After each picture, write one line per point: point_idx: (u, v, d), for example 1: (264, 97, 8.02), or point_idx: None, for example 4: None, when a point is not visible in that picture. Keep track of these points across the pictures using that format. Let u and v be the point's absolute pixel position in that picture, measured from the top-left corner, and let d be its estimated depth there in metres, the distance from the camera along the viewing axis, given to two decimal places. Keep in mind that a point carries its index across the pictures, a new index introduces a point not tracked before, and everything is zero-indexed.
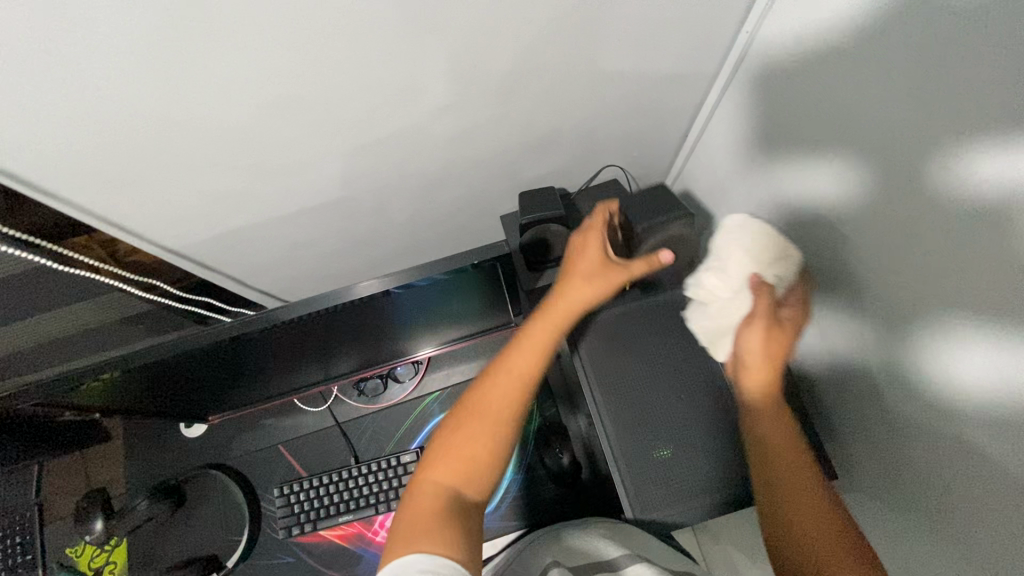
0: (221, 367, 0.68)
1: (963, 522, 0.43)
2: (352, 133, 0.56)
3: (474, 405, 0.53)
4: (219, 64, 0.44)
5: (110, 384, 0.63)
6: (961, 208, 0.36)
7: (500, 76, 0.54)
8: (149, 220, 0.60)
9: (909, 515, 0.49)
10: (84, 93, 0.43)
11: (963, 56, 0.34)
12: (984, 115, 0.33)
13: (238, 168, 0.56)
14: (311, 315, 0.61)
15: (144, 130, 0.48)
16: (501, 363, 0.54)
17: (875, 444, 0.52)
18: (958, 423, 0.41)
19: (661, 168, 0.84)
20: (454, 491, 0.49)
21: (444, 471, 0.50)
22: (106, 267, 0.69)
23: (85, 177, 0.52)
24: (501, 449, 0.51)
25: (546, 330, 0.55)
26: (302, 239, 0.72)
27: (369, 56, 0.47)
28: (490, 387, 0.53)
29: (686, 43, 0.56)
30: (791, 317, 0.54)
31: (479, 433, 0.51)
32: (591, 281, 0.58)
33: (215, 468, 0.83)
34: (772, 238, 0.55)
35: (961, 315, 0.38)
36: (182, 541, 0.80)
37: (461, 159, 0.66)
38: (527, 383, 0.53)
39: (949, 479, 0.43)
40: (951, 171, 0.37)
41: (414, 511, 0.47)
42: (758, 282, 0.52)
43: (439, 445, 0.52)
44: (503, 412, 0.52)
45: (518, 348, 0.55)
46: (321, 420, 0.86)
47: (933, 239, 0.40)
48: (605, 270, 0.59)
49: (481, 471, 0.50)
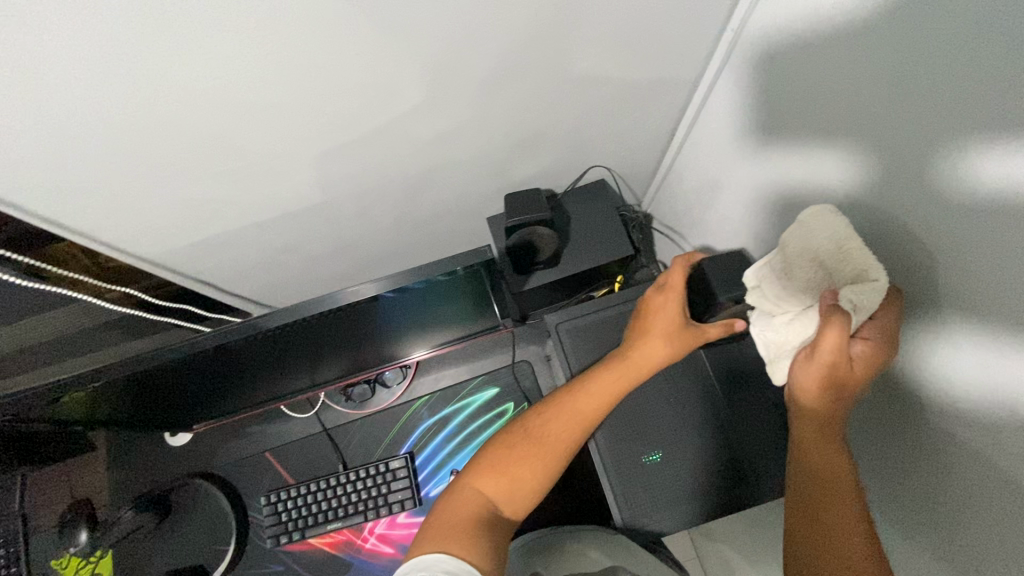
0: (203, 376, 0.66)
1: (961, 531, 0.41)
2: (335, 138, 0.55)
3: (534, 431, 0.54)
4: (197, 73, 0.43)
5: (89, 396, 0.61)
6: (963, 211, 0.36)
7: (485, 77, 0.53)
8: (126, 229, 0.59)
9: (909, 525, 0.47)
10: (51, 105, 0.42)
11: (964, 55, 0.33)
12: (988, 114, 0.32)
13: (218, 175, 0.55)
14: (295, 322, 0.60)
15: (115, 140, 0.47)
16: (569, 398, 0.54)
17: (873, 450, 0.51)
18: (958, 426, 0.39)
19: (651, 167, 0.83)
20: (495, 506, 0.51)
21: (491, 485, 0.52)
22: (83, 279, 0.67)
23: (59, 188, 0.50)
24: (550, 480, 0.53)
25: (624, 378, 0.54)
26: (284, 245, 0.71)
27: (351, 60, 0.46)
28: (552, 419, 0.54)
29: (675, 41, 0.55)
30: (865, 355, 0.42)
31: (533, 462, 0.52)
32: (671, 346, 0.55)
33: (201, 477, 0.82)
34: (850, 251, 0.43)
35: (963, 316, 0.38)
36: (169, 552, 0.79)
37: (446, 161, 0.65)
38: (589, 425, 0.54)
39: (947, 484, 0.42)
40: (953, 172, 0.36)
41: (451, 516, 0.50)
42: (827, 307, 0.42)
43: (491, 458, 0.54)
44: (560, 447, 0.53)
45: (588, 389, 0.54)
46: (309, 427, 0.85)
47: (936, 240, 0.39)
48: (684, 334, 0.55)
49: (526, 496, 0.52)
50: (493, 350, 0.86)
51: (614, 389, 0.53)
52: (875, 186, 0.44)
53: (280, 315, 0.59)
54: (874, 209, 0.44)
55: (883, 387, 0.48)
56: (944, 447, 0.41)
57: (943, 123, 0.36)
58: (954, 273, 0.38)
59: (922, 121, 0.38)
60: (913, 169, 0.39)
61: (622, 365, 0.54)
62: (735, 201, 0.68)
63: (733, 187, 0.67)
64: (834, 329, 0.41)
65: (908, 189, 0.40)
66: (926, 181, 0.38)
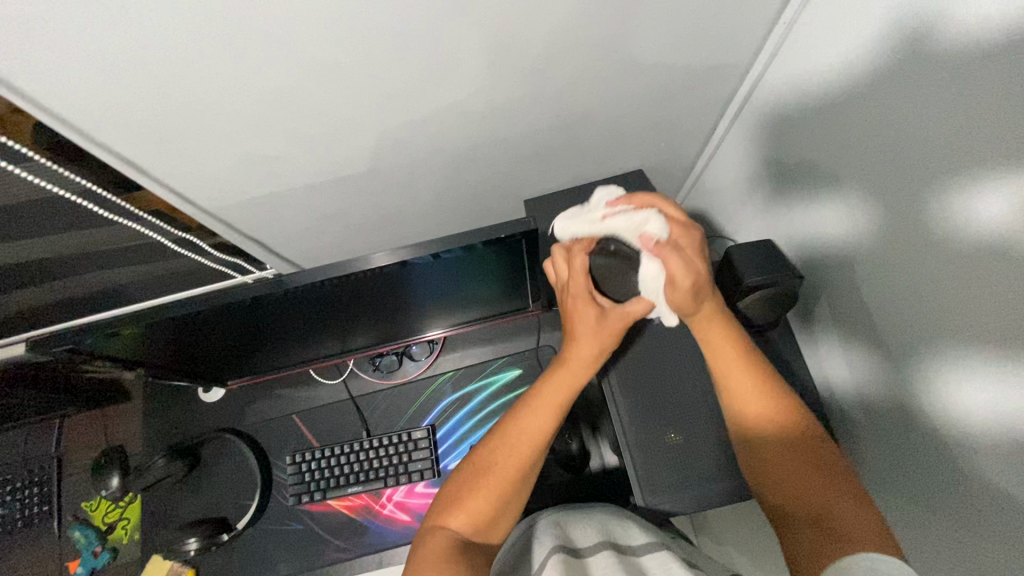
0: (244, 329, 0.69)
1: (964, 524, 0.43)
2: (391, 109, 0.58)
3: (488, 458, 0.55)
4: (270, 32, 0.46)
5: (138, 336, 0.64)
6: (977, 202, 0.36)
7: (534, 57, 0.55)
8: (189, 178, 0.62)
9: (915, 517, 0.49)
10: (131, 55, 0.45)
11: (982, 48, 0.34)
12: (1005, 104, 0.33)
13: (279, 134, 0.58)
14: (322, 282, 0.60)
15: (191, 89, 0.50)
16: (514, 423, 0.56)
17: (883, 445, 0.53)
18: (965, 421, 0.41)
19: (688, 162, 0.85)
20: (465, 537, 0.51)
21: (457, 517, 0.52)
22: (137, 216, 0.70)
23: (130, 130, 0.53)
24: (512, 500, 0.54)
25: (564, 386, 0.57)
26: (331, 210, 0.74)
27: (414, 29, 0.48)
28: (501, 444, 0.55)
29: (718, 33, 0.57)
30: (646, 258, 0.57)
31: (491, 489, 0.53)
32: (599, 335, 0.59)
33: (231, 433, 0.85)
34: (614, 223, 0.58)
35: (973, 311, 0.39)
36: (195, 502, 0.82)
37: (490, 138, 0.67)
38: (541, 440, 0.55)
39: (952, 478, 0.44)
40: (968, 168, 0.37)
41: (425, 554, 0.49)
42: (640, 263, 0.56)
43: (450, 493, 0.54)
44: (519, 466, 0.54)
45: (531, 408, 0.56)
46: (335, 393, 0.88)
47: (944, 239, 0.40)
48: (603, 319, 0.59)
49: (491, 524, 0.53)
50: (518, 334, 0.87)
51: (553, 400, 0.57)
52: (889, 184, 0.45)
53: (307, 274, 0.60)
54: (890, 209, 0.45)
55: (901, 389, 0.49)
56: (955, 447, 0.43)
57: (956, 116, 0.37)
58: (967, 276, 0.39)
59: (938, 119, 0.39)
60: (930, 165, 0.40)
61: (563, 376, 0.58)
62: (764, 196, 0.69)
63: (765, 184, 0.68)
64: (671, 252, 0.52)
65: (923, 189, 0.41)
66: (941, 174, 0.39)
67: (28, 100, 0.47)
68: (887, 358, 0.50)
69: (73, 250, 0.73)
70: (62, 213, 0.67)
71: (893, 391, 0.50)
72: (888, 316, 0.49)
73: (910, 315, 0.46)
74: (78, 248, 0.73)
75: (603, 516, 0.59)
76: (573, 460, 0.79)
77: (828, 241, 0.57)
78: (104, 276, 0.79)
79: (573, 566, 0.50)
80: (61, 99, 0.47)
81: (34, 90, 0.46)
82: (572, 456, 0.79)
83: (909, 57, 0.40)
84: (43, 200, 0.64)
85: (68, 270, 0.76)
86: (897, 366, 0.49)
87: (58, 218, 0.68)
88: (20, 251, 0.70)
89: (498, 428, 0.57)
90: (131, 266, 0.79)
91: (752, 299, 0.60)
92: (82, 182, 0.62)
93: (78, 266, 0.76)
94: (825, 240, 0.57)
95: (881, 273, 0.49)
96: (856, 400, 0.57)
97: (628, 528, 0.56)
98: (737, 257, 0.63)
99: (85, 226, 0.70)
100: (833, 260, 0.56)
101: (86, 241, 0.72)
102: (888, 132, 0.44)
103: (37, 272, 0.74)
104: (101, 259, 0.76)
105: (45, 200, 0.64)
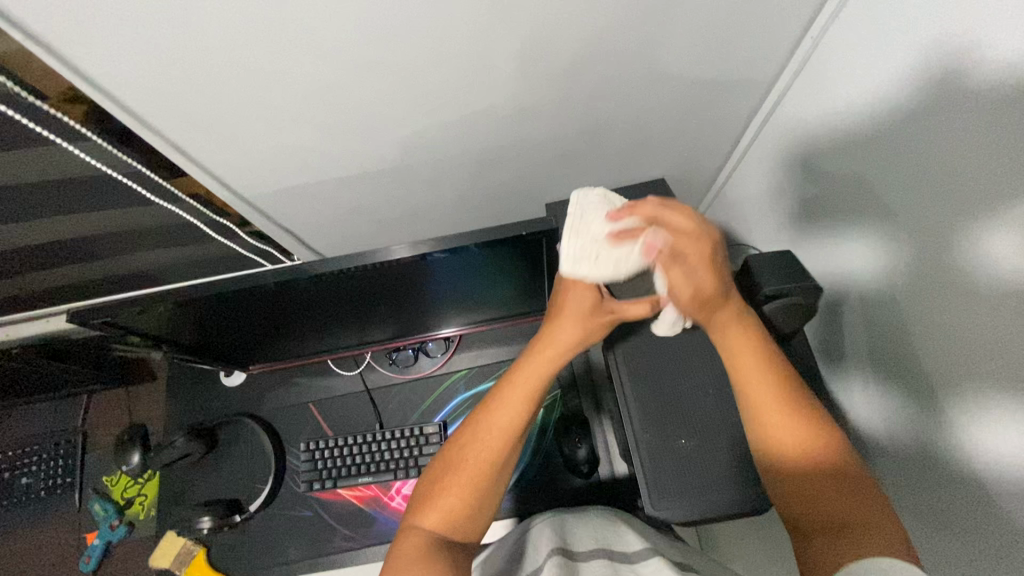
0: (268, 315, 0.71)
1: (968, 538, 0.43)
2: (423, 108, 0.60)
3: (459, 456, 0.53)
4: (317, 27, 0.48)
5: (168, 315, 0.66)
6: (1003, 215, 0.37)
7: (566, 61, 0.57)
8: (229, 164, 0.64)
9: (917, 531, 0.49)
10: (189, 41, 0.47)
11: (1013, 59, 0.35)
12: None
13: (317, 125, 0.60)
14: (342, 271, 0.61)
15: (238, 80, 0.52)
16: (482, 417, 0.54)
17: (889, 461, 0.53)
18: (982, 433, 0.41)
19: (710, 174, 0.85)
20: (441, 536, 0.50)
21: (430, 516, 0.51)
22: (180, 200, 0.74)
23: (180, 114, 0.56)
24: (488, 493, 0.52)
25: (531, 378, 0.54)
26: (359, 203, 0.76)
27: (453, 30, 0.50)
28: (472, 441, 0.53)
29: (750, 45, 0.58)
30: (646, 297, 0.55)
31: (463, 485, 0.51)
32: (580, 323, 0.56)
33: (249, 417, 0.87)
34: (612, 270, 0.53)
35: (992, 320, 0.39)
36: (210, 482, 0.85)
37: (517, 141, 0.69)
38: (513, 433, 0.53)
39: (960, 492, 0.44)
40: (998, 178, 0.37)
41: (401, 556, 0.48)
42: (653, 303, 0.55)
43: (424, 492, 0.53)
44: (490, 463, 0.52)
45: (500, 403, 0.54)
46: (351, 384, 0.89)
47: (964, 250, 0.41)
48: (591, 309, 0.56)
49: (468, 520, 0.51)
50: (533, 336, 0.88)
51: (521, 395, 0.54)
52: (911, 204, 0.46)
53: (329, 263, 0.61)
54: (912, 220, 0.46)
55: (914, 403, 0.49)
56: (963, 467, 0.43)
57: (985, 129, 0.38)
58: (982, 303, 0.40)
59: (967, 139, 0.39)
60: (955, 176, 0.41)
61: (531, 365, 0.55)
62: (785, 210, 0.69)
63: (784, 197, 0.68)
64: (675, 263, 0.50)
65: (948, 199, 0.41)
66: (966, 185, 0.40)
67: (87, 78, 0.50)
68: (900, 370, 0.50)
69: (116, 228, 0.77)
70: (113, 192, 0.71)
71: (903, 406, 0.50)
72: (901, 339, 0.50)
73: (924, 326, 0.46)
74: (121, 227, 0.77)
75: (603, 526, 0.58)
76: (582, 464, 0.79)
77: (846, 255, 0.57)
78: (142, 257, 0.84)
79: (568, 569, 0.49)
80: (118, 81, 0.51)
81: (96, 71, 0.49)
82: (580, 461, 0.79)
83: (940, 75, 0.41)
84: (96, 176, 0.68)
85: (114, 249, 0.81)
86: (908, 380, 0.49)
87: (107, 195, 0.72)
88: (70, 228, 0.75)
89: (470, 422, 0.55)
90: (169, 245, 0.83)
91: (770, 308, 0.59)
92: (136, 165, 0.66)
93: (122, 246, 0.80)
94: (843, 254, 0.57)
95: (897, 285, 0.49)
96: (865, 416, 0.57)
97: (626, 535, 0.56)
98: (757, 263, 0.62)
99: (131, 204, 0.74)
100: (850, 274, 0.56)
101: (136, 223, 0.77)
102: (917, 147, 0.44)
103: (78, 250, 0.78)
104: (140, 239, 0.80)
105: (96, 177, 0.68)
